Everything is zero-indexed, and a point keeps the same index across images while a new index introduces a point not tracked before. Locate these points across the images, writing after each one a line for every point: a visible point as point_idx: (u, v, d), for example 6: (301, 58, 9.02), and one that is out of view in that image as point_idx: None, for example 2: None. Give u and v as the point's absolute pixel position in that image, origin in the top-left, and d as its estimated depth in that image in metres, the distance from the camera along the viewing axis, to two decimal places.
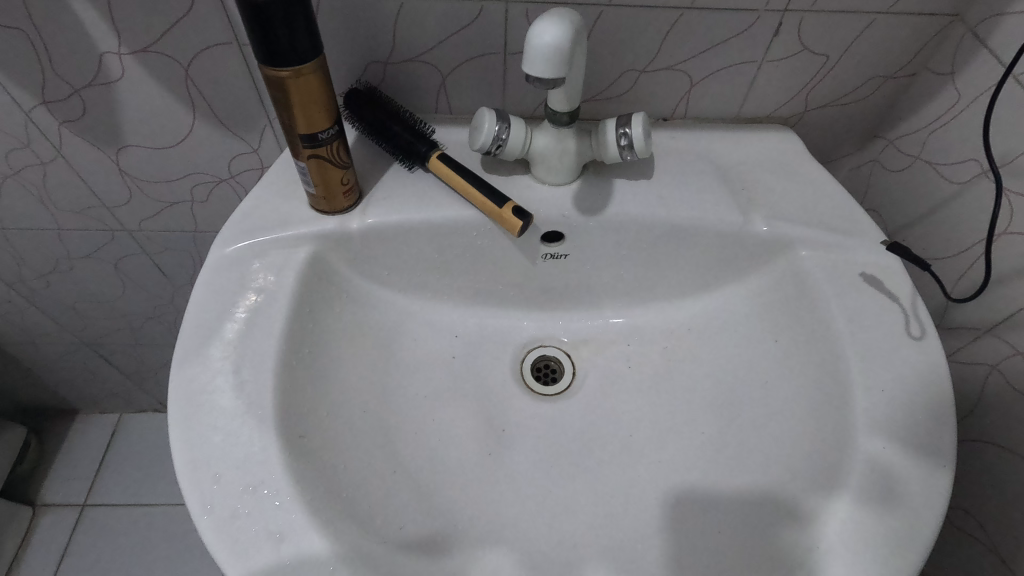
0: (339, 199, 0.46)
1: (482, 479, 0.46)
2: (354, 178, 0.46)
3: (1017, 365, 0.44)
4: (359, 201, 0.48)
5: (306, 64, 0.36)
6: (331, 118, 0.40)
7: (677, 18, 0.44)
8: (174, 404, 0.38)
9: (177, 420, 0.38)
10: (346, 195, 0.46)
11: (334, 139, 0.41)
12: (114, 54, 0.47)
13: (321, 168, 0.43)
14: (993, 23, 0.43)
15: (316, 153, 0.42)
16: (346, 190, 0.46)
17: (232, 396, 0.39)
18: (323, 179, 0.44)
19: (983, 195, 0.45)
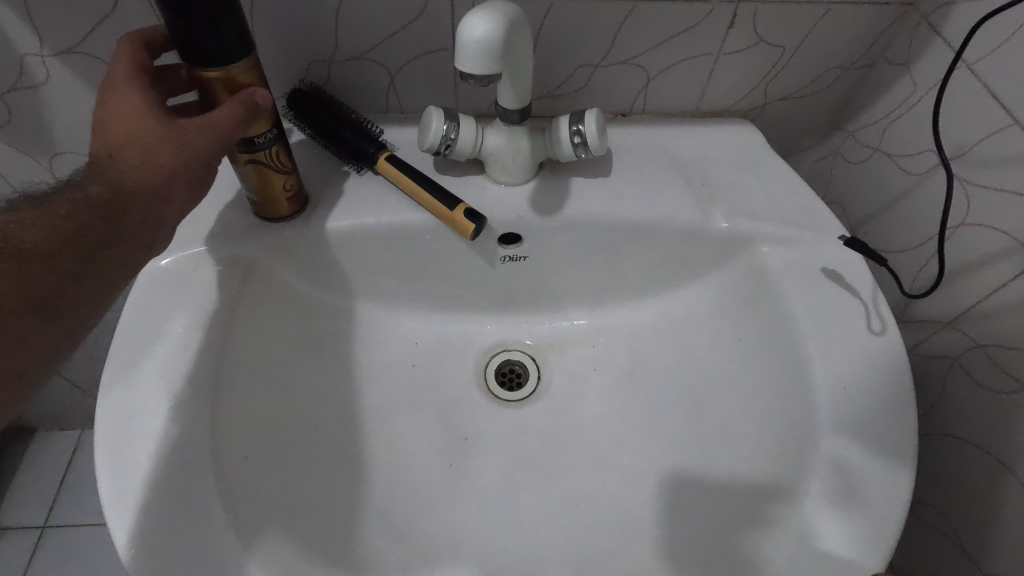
0: (283, 205, 0.44)
1: (440, 491, 0.45)
2: (299, 182, 0.44)
3: (978, 359, 0.43)
4: (306, 206, 0.46)
5: (235, 64, 0.34)
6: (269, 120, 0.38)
7: (628, 11, 0.43)
8: (101, 429, 0.35)
9: (106, 447, 0.35)
10: (290, 201, 0.44)
11: (274, 143, 0.39)
12: (36, 57, 0.45)
13: (261, 173, 0.41)
14: (946, 11, 0.42)
15: (253, 159, 0.39)
16: (290, 197, 0.43)
17: (166, 418, 0.36)
18: (264, 185, 0.42)
19: (940, 186, 0.45)
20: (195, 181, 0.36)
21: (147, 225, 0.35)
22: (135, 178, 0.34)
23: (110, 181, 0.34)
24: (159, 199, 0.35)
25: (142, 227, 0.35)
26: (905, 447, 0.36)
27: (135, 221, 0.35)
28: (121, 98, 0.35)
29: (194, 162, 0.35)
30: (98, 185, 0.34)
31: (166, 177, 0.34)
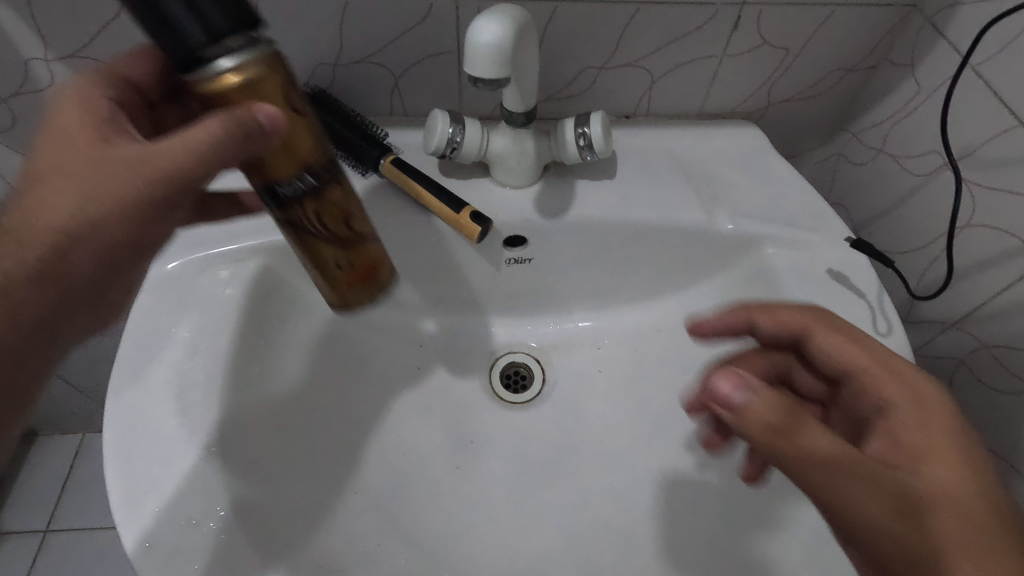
0: (342, 282, 0.39)
1: (448, 494, 0.45)
2: (355, 254, 0.38)
3: (984, 359, 0.43)
4: (362, 290, 0.41)
5: (238, 75, 0.27)
6: (297, 166, 0.32)
7: (632, 13, 0.43)
8: (110, 433, 0.35)
9: (112, 452, 0.35)
10: (346, 275, 0.39)
11: (308, 194, 0.33)
12: (40, 61, 0.45)
13: (303, 239, 0.36)
14: (949, 13, 0.42)
15: (288, 218, 0.34)
16: (350, 278, 0.39)
17: (175, 423, 0.36)
18: (313, 257, 0.37)
19: (945, 187, 0.45)
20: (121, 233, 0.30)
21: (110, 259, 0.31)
22: (51, 219, 0.29)
23: (55, 215, 0.29)
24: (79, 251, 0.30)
25: (109, 258, 0.31)
26: None
27: (95, 252, 0.30)
28: (84, 118, 0.31)
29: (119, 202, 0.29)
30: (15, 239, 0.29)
31: (87, 226, 0.29)
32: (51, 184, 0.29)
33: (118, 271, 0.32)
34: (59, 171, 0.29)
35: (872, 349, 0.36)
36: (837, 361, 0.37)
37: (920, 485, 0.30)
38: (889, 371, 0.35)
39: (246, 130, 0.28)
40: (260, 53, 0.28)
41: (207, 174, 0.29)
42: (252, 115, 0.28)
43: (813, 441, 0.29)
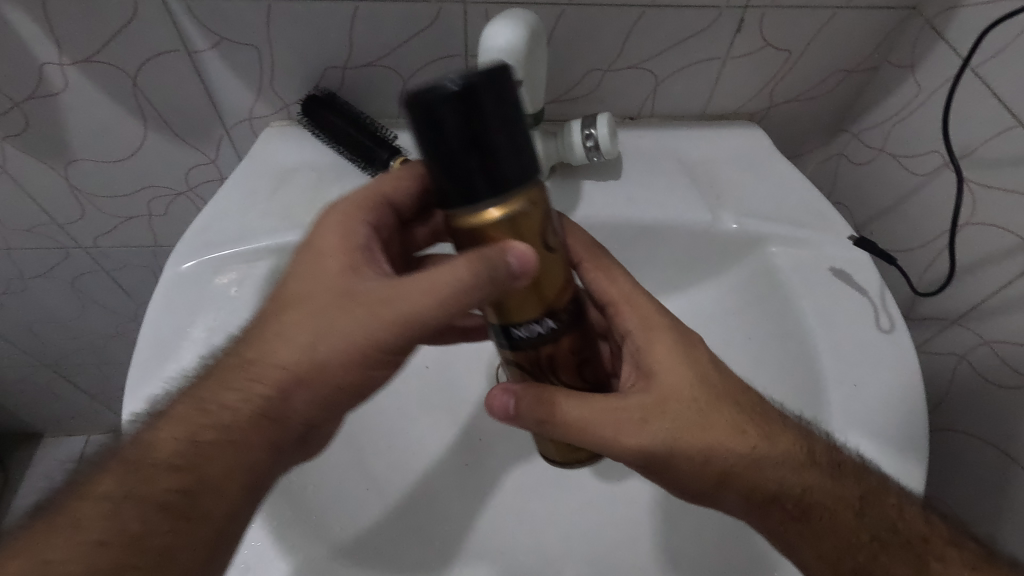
0: (559, 445, 0.37)
1: (457, 491, 0.46)
2: None
3: (985, 355, 0.44)
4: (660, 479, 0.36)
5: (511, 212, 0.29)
6: (542, 305, 0.32)
7: (638, 17, 0.44)
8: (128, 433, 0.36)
9: None
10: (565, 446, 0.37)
11: (549, 335, 0.33)
12: (55, 65, 0.45)
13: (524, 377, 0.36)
14: (949, 15, 0.43)
15: (512, 353, 0.34)
16: (567, 443, 0.37)
17: None
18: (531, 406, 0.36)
19: (945, 186, 0.45)
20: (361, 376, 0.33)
21: (323, 403, 0.33)
22: (299, 356, 0.32)
23: (297, 353, 0.32)
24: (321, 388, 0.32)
25: (325, 400, 0.33)
26: (915, 441, 0.37)
27: (314, 398, 0.33)
28: (341, 244, 0.35)
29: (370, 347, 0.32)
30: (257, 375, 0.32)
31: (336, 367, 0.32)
32: (313, 331, 0.32)
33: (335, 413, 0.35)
34: (307, 310, 0.33)
35: (622, 290, 0.40)
36: (600, 291, 0.41)
37: (766, 460, 0.35)
38: (644, 322, 0.39)
39: (497, 266, 0.29)
40: (529, 191, 0.29)
41: (450, 313, 0.32)
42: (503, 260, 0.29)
43: (681, 472, 0.35)
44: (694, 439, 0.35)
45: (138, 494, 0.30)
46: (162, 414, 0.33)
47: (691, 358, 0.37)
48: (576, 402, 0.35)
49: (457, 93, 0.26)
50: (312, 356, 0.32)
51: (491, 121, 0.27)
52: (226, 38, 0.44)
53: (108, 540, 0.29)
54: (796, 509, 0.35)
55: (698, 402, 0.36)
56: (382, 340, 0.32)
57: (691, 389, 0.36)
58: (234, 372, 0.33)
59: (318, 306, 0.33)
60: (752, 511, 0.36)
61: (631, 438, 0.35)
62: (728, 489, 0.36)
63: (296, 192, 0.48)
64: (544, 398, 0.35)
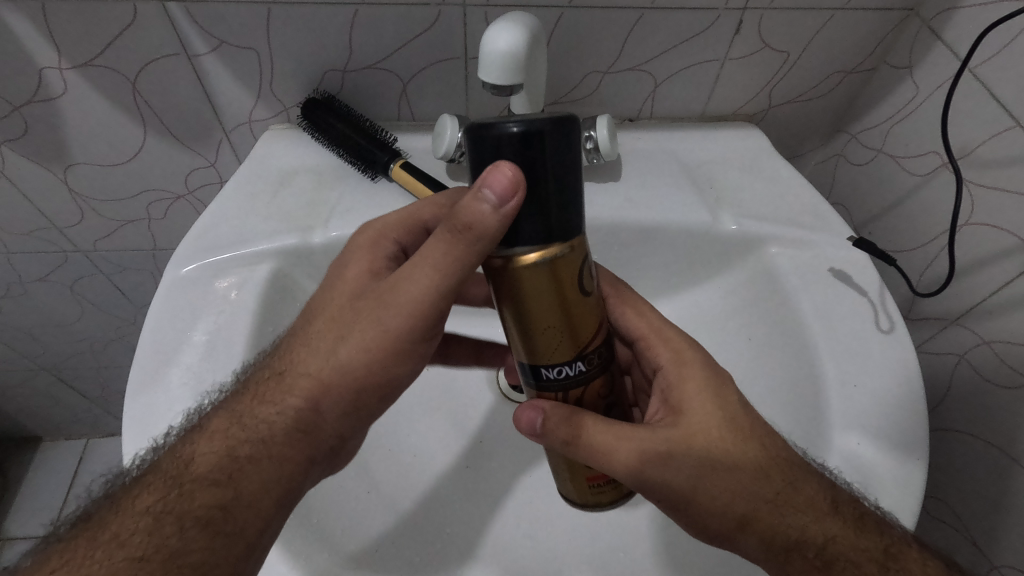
0: (584, 489, 0.37)
1: (459, 493, 0.45)
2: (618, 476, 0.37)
3: (984, 355, 0.44)
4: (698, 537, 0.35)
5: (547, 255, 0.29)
6: (573, 350, 0.32)
7: (636, 19, 0.44)
8: (128, 436, 0.36)
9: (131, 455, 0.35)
10: (592, 488, 0.37)
11: (577, 377, 0.33)
12: (54, 70, 0.45)
13: None
14: (947, 16, 0.43)
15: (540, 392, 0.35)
16: (593, 477, 0.36)
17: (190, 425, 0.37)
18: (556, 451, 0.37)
19: (944, 186, 0.45)
20: (371, 387, 0.33)
21: (353, 412, 0.34)
22: (317, 364, 0.33)
23: (318, 363, 0.33)
24: (333, 397, 0.33)
25: (351, 410, 0.34)
26: (916, 441, 0.37)
27: (342, 406, 0.33)
28: (366, 252, 0.37)
29: (379, 350, 0.33)
30: (291, 382, 0.33)
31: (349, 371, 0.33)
32: (341, 333, 0.33)
33: (363, 422, 0.35)
34: (331, 316, 0.34)
35: (651, 321, 0.41)
36: (630, 327, 0.41)
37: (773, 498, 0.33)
38: (663, 339, 0.40)
39: (482, 207, 0.28)
40: (569, 238, 0.29)
41: (447, 284, 0.32)
42: (481, 201, 0.28)
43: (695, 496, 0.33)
44: (716, 475, 0.33)
45: (179, 504, 0.31)
46: (198, 428, 0.33)
47: (722, 387, 0.36)
48: (603, 426, 0.34)
49: (517, 132, 0.27)
50: (337, 359, 0.33)
51: (541, 163, 0.28)
52: (225, 41, 0.44)
53: (142, 555, 0.29)
54: (819, 561, 0.32)
55: (729, 441, 0.34)
56: (406, 332, 0.33)
57: (721, 426, 0.34)
58: (268, 385, 0.34)
59: (342, 313, 0.34)
60: (767, 557, 0.33)
61: (642, 461, 0.34)
62: (751, 534, 0.33)
63: (296, 195, 0.48)
64: (570, 415, 0.34)
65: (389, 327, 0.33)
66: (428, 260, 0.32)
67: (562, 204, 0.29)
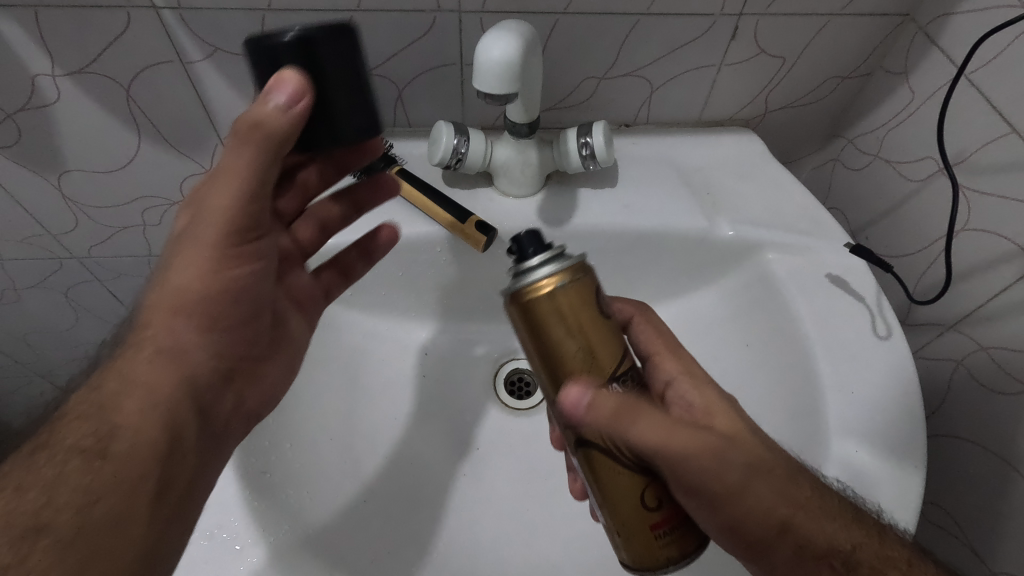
0: (645, 544, 0.32)
1: (456, 501, 0.45)
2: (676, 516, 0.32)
3: (981, 361, 0.44)
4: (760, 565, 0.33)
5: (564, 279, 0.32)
6: (604, 372, 0.32)
7: (633, 24, 0.44)
8: None
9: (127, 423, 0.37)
10: (659, 540, 0.32)
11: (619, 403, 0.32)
12: (47, 77, 0.45)
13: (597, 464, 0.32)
14: (943, 22, 0.43)
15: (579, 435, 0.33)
16: (656, 523, 0.32)
17: None
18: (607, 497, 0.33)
19: (941, 192, 0.45)
20: (229, 294, 0.36)
21: (219, 324, 0.37)
22: (178, 293, 0.35)
23: (177, 295, 0.35)
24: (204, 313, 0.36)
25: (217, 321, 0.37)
26: (913, 451, 0.37)
27: (207, 322, 0.36)
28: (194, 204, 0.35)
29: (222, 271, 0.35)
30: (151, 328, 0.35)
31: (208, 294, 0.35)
32: (173, 261, 0.35)
33: (229, 338, 0.38)
34: (180, 262, 0.35)
35: (661, 334, 0.41)
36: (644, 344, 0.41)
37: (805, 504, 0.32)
38: (671, 351, 0.40)
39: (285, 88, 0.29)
40: (578, 264, 0.32)
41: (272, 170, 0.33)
42: (267, 102, 0.29)
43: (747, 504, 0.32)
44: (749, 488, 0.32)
45: (51, 441, 0.30)
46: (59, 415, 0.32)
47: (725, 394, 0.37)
48: (647, 427, 0.31)
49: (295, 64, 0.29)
50: (174, 284, 0.35)
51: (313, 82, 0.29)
52: (220, 48, 0.44)
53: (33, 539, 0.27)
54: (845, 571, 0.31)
55: (759, 444, 0.33)
56: (225, 237, 0.35)
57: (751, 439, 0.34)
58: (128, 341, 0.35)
59: (180, 239, 0.36)
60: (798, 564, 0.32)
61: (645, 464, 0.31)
62: (789, 542, 0.32)
63: None
64: (602, 434, 0.31)
65: (207, 240, 0.34)
66: (221, 181, 0.33)
67: (360, 130, 0.32)
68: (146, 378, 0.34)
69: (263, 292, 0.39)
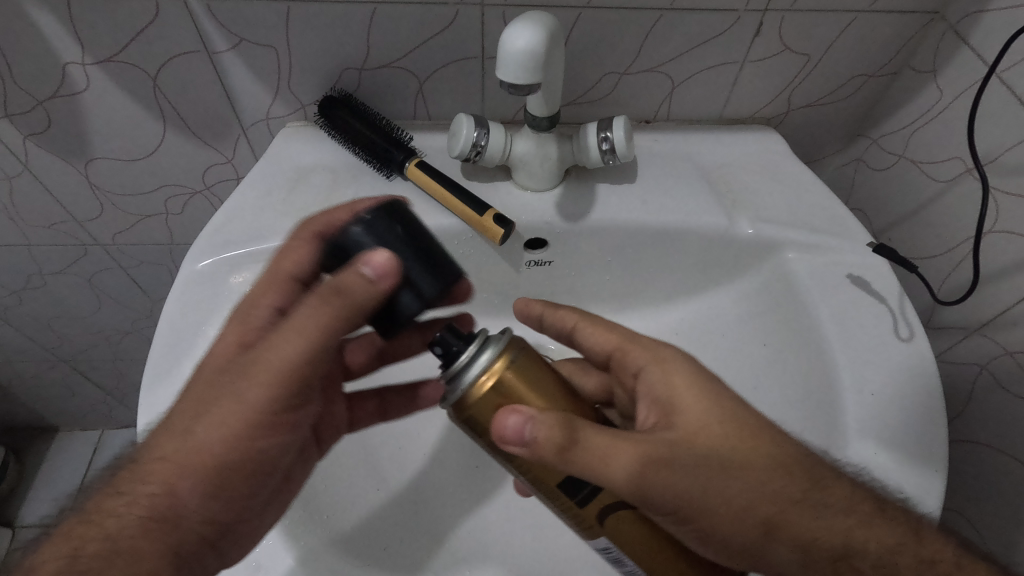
0: None
1: (469, 492, 0.46)
2: None
3: (1006, 366, 0.43)
4: None
5: None
6: None
7: (656, 20, 0.44)
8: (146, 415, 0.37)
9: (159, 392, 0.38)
10: None
11: None
12: (78, 65, 0.46)
13: None
14: (973, 20, 0.42)
15: None
16: None
17: None
18: None
19: (970, 193, 0.44)
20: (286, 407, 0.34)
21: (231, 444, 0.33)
22: (222, 432, 0.32)
23: (202, 454, 0.32)
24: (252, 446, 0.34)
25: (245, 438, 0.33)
26: (933, 453, 0.36)
27: (201, 487, 0.32)
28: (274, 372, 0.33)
29: (267, 414, 0.33)
30: (209, 441, 0.32)
31: (241, 443, 0.33)
32: (245, 365, 0.33)
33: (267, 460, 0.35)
34: (198, 389, 0.33)
35: None
36: None
37: None
38: None
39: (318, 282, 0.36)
40: None
41: (331, 336, 0.33)
42: (356, 270, 0.31)
43: None
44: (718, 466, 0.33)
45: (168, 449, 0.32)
46: None
47: None
48: None
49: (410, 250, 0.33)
50: (195, 439, 0.32)
51: (402, 239, 0.32)
52: (245, 38, 0.44)
53: None
54: None
55: None
56: (270, 401, 0.33)
57: (723, 421, 0.33)
58: (190, 413, 0.32)
59: (203, 389, 0.33)
60: None
61: (644, 468, 0.31)
62: None
63: (310, 192, 0.48)
64: None
65: (248, 391, 0.32)
66: (279, 339, 0.32)
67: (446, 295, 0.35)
68: (203, 475, 0.32)
69: (282, 464, 0.37)
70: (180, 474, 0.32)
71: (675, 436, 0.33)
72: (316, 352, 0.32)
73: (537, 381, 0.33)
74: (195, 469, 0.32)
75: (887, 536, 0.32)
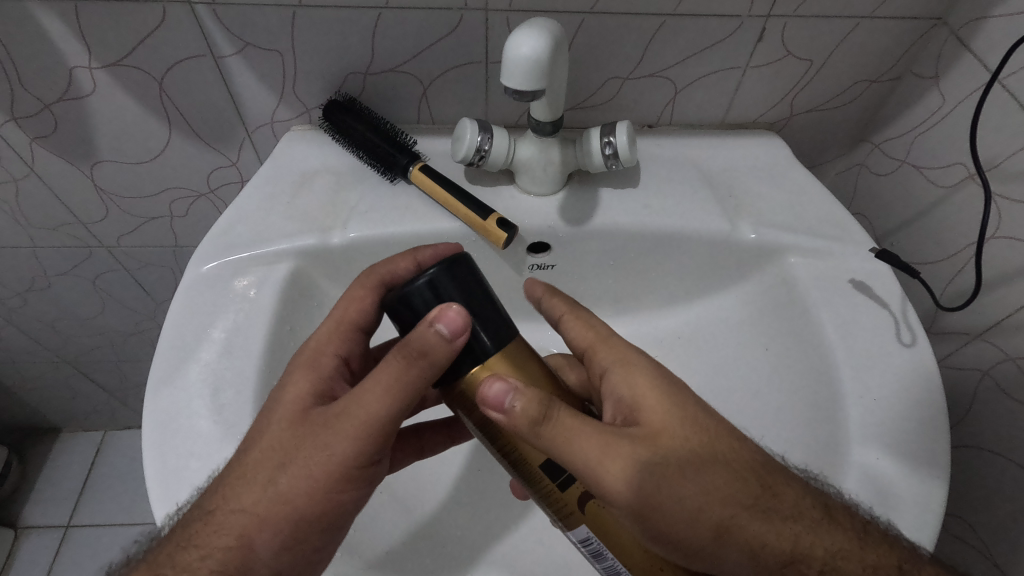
0: None
1: (471, 495, 0.46)
2: None
3: (1008, 371, 0.43)
4: None
5: None
6: None
7: (659, 25, 0.44)
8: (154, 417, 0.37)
9: (165, 396, 0.38)
10: None
11: None
12: (84, 69, 0.46)
13: None
14: (976, 26, 0.42)
15: None
16: None
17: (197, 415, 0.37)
18: None
19: (972, 199, 0.44)
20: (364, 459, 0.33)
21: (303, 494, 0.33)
22: (299, 481, 0.32)
23: (281, 504, 0.32)
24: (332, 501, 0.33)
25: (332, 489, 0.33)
26: (935, 458, 0.36)
27: (279, 542, 0.32)
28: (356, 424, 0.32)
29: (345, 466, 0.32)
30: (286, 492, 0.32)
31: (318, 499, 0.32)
32: (329, 421, 0.32)
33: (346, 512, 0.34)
34: (276, 438, 0.33)
35: None
36: None
37: None
38: None
39: None
40: None
41: (409, 391, 0.31)
42: (429, 327, 0.29)
43: None
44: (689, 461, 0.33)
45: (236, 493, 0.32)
46: None
47: None
48: None
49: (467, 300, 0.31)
50: (279, 489, 0.32)
51: (472, 294, 0.31)
52: (250, 43, 0.45)
53: None
54: None
55: None
56: (350, 455, 0.32)
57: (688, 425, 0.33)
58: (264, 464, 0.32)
59: (288, 443, 0.33)
60: None
61: (639, 473, 0.31)
62: None
63: (315, 195, 0.48)
64: None
65: (334, 444, 0.32)
66: (365, 391, 0.31)
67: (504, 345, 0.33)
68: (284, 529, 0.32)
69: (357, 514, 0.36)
70: (265, 525, 0.32)
71: (642, 434, 0.33)
72: (398, 405, 0.32)
73: (528, 374, 0.31)
74: (280, 515, 0.32)
75: (876, 542, 0.32)
